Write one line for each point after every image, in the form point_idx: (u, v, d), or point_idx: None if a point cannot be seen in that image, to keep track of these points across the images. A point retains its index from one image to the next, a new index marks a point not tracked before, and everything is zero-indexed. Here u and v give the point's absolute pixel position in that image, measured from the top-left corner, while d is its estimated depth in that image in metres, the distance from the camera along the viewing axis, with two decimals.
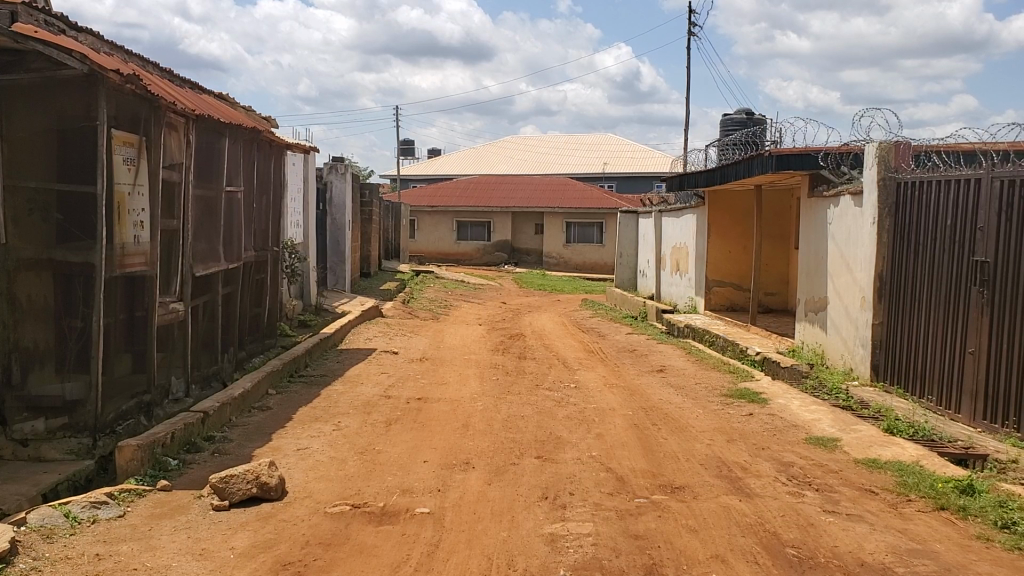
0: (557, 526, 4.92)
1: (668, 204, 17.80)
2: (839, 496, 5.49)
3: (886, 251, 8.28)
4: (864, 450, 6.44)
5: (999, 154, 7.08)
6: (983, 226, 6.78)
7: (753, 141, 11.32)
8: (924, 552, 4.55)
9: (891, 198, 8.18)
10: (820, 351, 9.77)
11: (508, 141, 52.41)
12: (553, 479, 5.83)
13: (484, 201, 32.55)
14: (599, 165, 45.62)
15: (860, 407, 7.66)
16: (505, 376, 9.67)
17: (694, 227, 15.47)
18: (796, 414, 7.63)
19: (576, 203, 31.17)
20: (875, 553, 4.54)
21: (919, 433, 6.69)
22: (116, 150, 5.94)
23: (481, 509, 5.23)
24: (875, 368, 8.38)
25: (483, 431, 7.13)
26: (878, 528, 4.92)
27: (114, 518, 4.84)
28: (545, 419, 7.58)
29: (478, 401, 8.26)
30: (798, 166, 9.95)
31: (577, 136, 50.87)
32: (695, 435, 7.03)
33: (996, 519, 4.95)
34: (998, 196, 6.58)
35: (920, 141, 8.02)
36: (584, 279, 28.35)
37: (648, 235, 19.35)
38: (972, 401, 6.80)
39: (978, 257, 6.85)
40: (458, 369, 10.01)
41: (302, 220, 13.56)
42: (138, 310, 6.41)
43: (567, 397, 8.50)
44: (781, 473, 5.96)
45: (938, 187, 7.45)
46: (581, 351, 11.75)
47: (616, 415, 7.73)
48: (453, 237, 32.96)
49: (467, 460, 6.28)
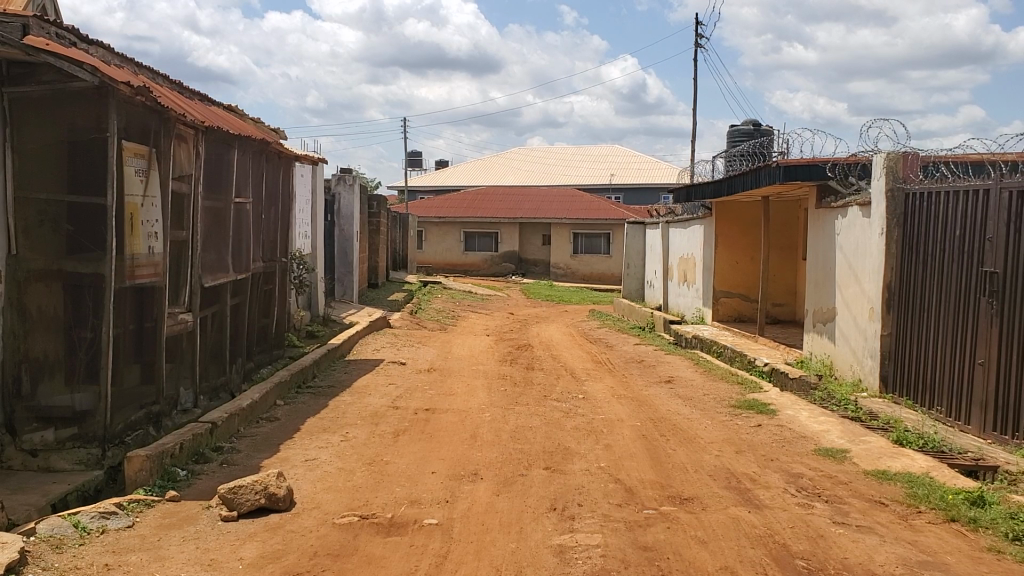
0: (566, 537, 4.91)
1: (675, 214, 17.81)
2: (848, 508, 5.47)
3: (894, 261, 8.26)
4: (873, 461, 6.41)
5: (1007, 165, 7.06)
6: (992, 237, 6.77)
7: (760, 153, 11.29)
8: (935, 564, 4.53)
9: (899, 208, 8.17)
10: (828, 362, 9.74)
11: (515, 153, 52.64)
12: (561, 490, 5.83)
13: (491, 212, 32.59)
14: (605, 176, 45.69)
15: (869, 418, 7.63)
16: (513, 387, 9.66)
17: (701, 238, 15.45)
18: (804, 425, 7.61)
19: (583, 214, 31.22)
20: (885, 565, 4.52)
21: (928, 444, 6.66)
22: (127, 161, 5.98)
23: (489, 520, 5.23)
24: (883, 380, 8.36)
25: (491, 442, 7.12)
26: (887, 540, 4.90)
27: (122, 529, 4.85)
28: (553, 430, 7.58)
29: (485, 412, 8.25)
30: (806, 176, 9.92)
31: (583, 147, 51.04)
32: (704, 445, 7.01)
33: (1006, 531, 4.92)
34: (1007, 207, 6.56)
35: (927, 151, 8.00)
36: (592, 289, 28.38)
37: (654, 246, 19.36)
38: (981, 413, 6.78)
39: (986, 268, 6.83)
40: (466, 380, 10.01)
41: (310, 231, 13.59)
42: (146, 321, 6.42)
43: (575, 408, 8.49)
44: (790, 484, 5.94)
45: (946, 199, 7.44)
46: (589, 362, 11.74)
47: (624, 426, 7.72)
48: (460, 248, 33.00)
49: (475, 472, 6.28)
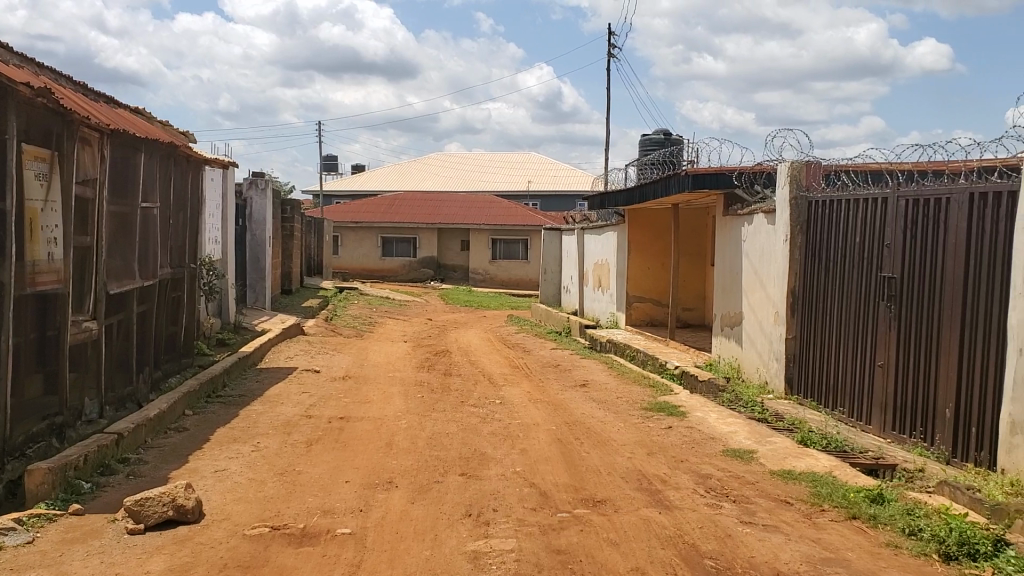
0: (480, 543, 4.92)
1: (590, 221, 18.03)
2: (755, 507, 5.62)
3: (798, 267, 8.51)
4: (779, 461, 6.59)
5: (904, 175, 7.36)
6: (889, 243, 7.04)
7: (670, 161, 11.51)
8: (837, 561, 4.68)
9: (802, 216, 8.42)
10: (736, 365, 9.97)
11: (432, 158, 52.54)
12: (476, 496, 5.84)
13: (409, 217, 32.44)
14: (523, 182, 45.95)
15: (775, 419, 7.84)
16: (429, 393, 9.63)
17: (615, 244, 15.67)
18: (714, 427, 7.77)
19: (501, 220, 31.34)
20: (790, 562, 4.66)
21: (831, 444, 6.87)
22: (27, 164, 5.77)
23: (404, 527, 5.21)
24: (789, 382, 8.60)
25: (406, 449, 7.09)
26: (792, 537, 5.05)
27: (20, 545, 4.67)
28: (468, 436, 7.58)
29: (400, 419, 8.21)
30: (714, 185, 10.16)
31: (500, 154, 51.25)
32: (617, 448, 7.10)
33: (903, 527, 5.12)
34: (904, 215, 6.84)
35: (828, 161, 8.28)
36: (509, 295, 28.51)
37: (570, 252, 19.56)
38: (881, 413, 7.04)
39: (884, 273, 7.10)
40: (382, 387, 9.93)
41: (221, 236, 13.32)
42: (48, 329, 6.20)
43: (491, 414, 8.51)
44: (699, 485, 6.07)
45: (847, 207, 7.71)
46: (506, 367, 11.79)
47: (539, 430, 7.77)
48: (377, 253, 32.75)
49: (389, 479, 6.24)
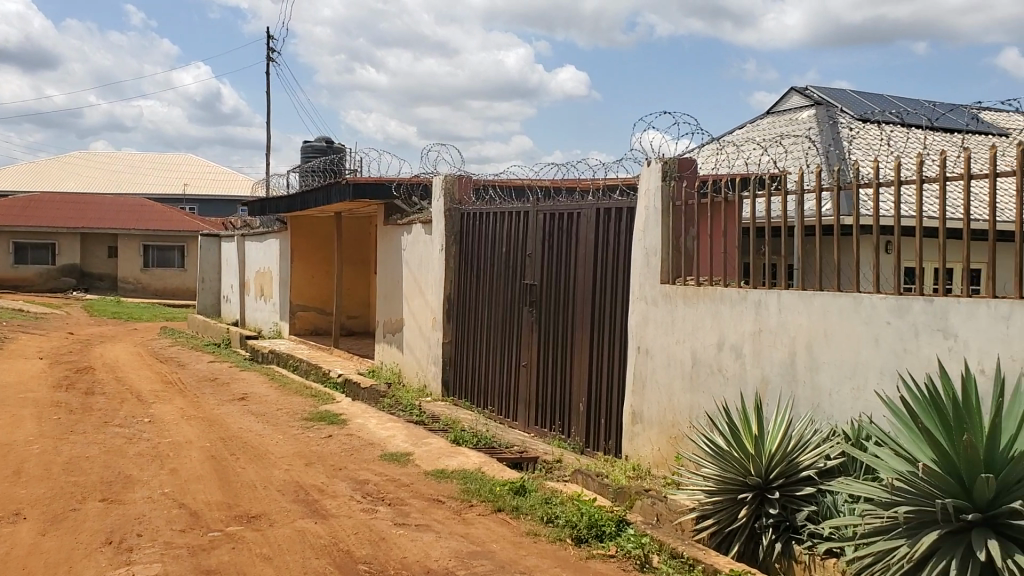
0: (121, 571, 4.62)
1: (251, 228, 17.58)
2: (409, 508, 5.80)
3: (452, 275, 8.91)
4: (433, 462, 6.86)
5: (543, 190, 8.00)
6: (531, 253, 7.60)
7: (330, 170, 11.55)
8: (483, 553, 4.97)
9: (455, 226, 8.84)
10: (396, 370, 10.22)
11: (78, 156, 48.33)
12: (118, 521, 5.47)
13: (49, 221, 29.59)
14: (182, 186, 43.69)
15: (430, 421, 8.15)
16: (67, 414, 8.85)
17: (277, 251, 15.40)
18: (372, 432, 7.91)
19: (156, 226, 29.58)
20: (440, 559, 4.87)
21: (481, 442, 7.28)
22: None
23: (31, 563, 4.76)
24: (445, 385, 8.97)
25: (38, 477, 6.47)
26: (443, 535, 5.28)
27: None
28: (112, 458, 7.08)
29: (32, 445, 7.47)
30: (373, 195, 10.35)
31: (157, 155, 48.36)
32: (274, 461, 7.00)
33: (541, 515, 5.54)
34: (543, 227, 7.43)
35: (478, 174, 8.76)
36: (165, 306, 26.99)
37: (231, 259, 18.94)
38: (526, 410, 7.59)
39: (527, 281, 7.66)
40: (10, 410, 8.97)
41: None
42: None
43: (138, 433, 8.00)
44: (355, 491, 6.15)
45: (494, 219, 8.21)
46: (157, 383, 11.15)
47: (192, 447, 7.44)
48: (11, 260, 29.50)
49: (16, 512, 5.66)
